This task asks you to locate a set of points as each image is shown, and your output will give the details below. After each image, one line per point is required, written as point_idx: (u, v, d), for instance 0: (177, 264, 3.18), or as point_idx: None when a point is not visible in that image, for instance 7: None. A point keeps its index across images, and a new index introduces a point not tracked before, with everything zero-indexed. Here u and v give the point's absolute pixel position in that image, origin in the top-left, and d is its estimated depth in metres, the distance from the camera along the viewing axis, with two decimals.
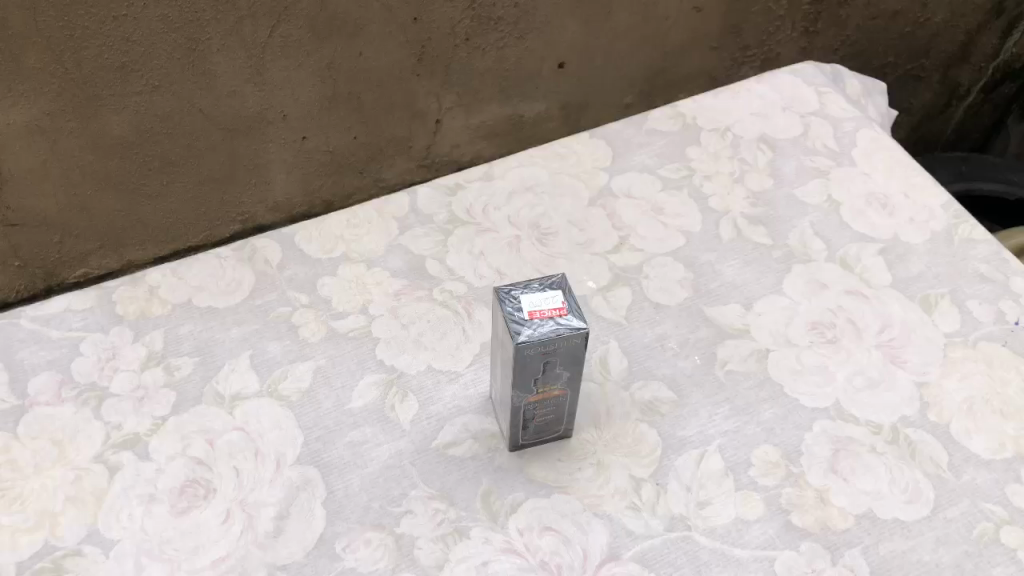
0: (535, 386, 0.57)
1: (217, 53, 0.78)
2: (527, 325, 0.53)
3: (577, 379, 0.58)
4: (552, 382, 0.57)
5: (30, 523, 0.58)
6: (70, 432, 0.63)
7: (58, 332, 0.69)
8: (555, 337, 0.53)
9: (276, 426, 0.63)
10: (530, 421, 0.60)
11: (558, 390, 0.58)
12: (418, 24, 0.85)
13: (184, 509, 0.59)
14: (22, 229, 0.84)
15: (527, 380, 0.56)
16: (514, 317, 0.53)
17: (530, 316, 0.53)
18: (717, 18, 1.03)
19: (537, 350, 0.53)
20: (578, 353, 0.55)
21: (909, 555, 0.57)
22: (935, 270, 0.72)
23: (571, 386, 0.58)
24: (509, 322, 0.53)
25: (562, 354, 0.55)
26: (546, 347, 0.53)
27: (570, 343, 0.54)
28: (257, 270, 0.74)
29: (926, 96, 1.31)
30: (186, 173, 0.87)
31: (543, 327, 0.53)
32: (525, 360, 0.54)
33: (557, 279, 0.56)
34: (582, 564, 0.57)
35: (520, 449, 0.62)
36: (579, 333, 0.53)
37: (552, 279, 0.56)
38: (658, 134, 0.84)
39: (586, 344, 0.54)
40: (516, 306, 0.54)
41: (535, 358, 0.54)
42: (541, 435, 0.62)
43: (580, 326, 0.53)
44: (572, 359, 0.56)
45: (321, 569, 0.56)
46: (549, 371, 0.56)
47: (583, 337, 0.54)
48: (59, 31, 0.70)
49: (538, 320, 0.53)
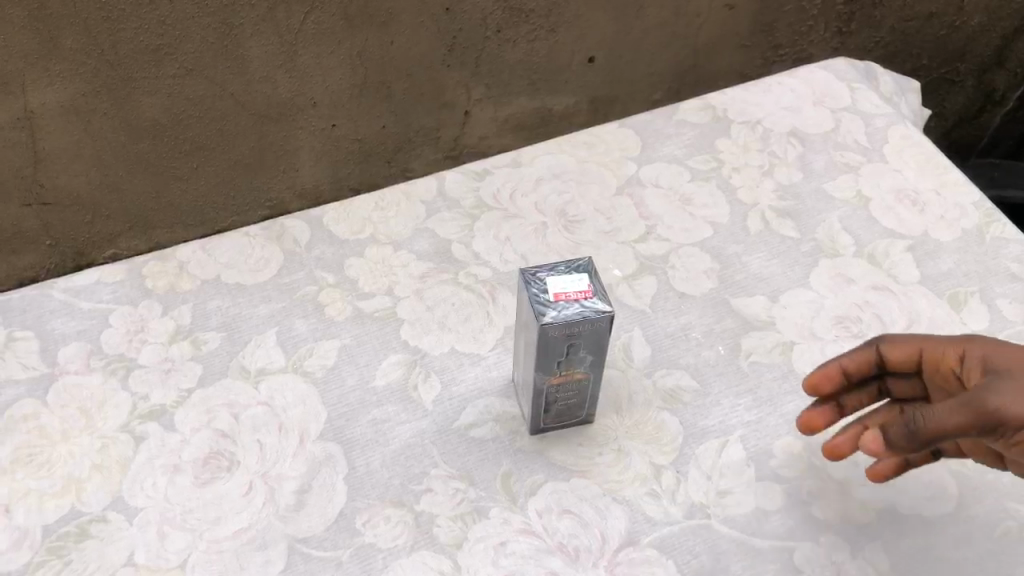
0: (557, 368, 0.57)
1: (250, 38, 0.79)
2: (551, 307, 0.53)
3: (602, 361, 0.58)
4: (575, 365, 0.57)
5: (56, 488, 0.59)
6: (97, 401, 0.64)
7: (88, 304, 0.71)
8: (580, 320, 0.53)
9: (300, 402, 0.64)
10: (552, 405, 0.60)
11: (581, 371, 0.58)
12: (450, 14, 0.86)
13: (207, 480, 0.59)
14: (54, 209, 0.84)
15: (550, 362, 0.56)
16: (539, 299, 0.54)
17: (555, 298, 0.54)
18: (751, 16, 1.03)
19: (561, 332, 0.53)
20: (602, 337, 0.55)
21: (930, 551, 0.56)
22: (964, 268, 0.72)
23: (594, 368, 0.58)
24: (534, 304, 0.53)
25: (586, 337, 0.55)
26: (569, 328, 0.53)
27: (595, 325, 0.54)
28: (285, 250, 0.75)
29: (959, 101, 1.30)
30: (216, 157, 0.87)
31: (568, 309, 0.53)
32: (547, 341, 0.54)
33: (583, 262, 0.56)
34: (600, 548, 0.57)
35: (540, 433, 0.62)
36: (604, 315, 0.53)
37: (578, 262, 0.55)
38: (687, 126, 0.84)
39: (612, 327, 0.54)
40: (541, 288, 0.54)
41: (557, 340, 0.54)
42: (564, 419, 0.62)
43: (605, 310, 0.53)
44: (596, 342, 0.56)
45: (340, 544, 0.57)
46: (573, 354, 0.56)
47: (609, 319, 0.53)
48: (95, 13, 0.71)
49: (563, 303, 0.53)
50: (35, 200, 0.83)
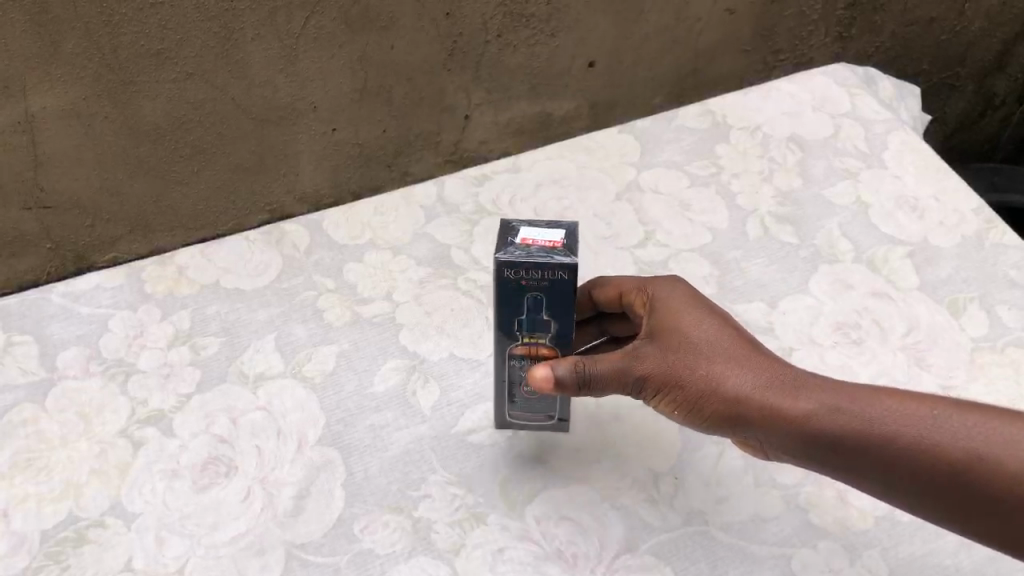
0: (520, 330, 0.55)
1: (251, 42, 0.79)
2: (513, 247, 0.51)
3: (570, 334, 0.55)
4: (539, 331, 0.55)
5: (55, 493, 0.59)
6: (96, 405, 0.64)
7: (88, 308, 0.71)
8: (538, 264, 0.51)
9: (298, 407, 0.64)
10: (518, 381, 0.59)
11: (547, 340, 0.56)
12: (451, 19, 0.86)
13: (205, 485, 0.59)
14: (54, 212, 0.84)
15: (511, 319, 0.55)
16: (506, 240, 0.52)
17: (522, 242, 0.52)
18: (751, 21, 1.03)
19: (519, 276, 0.52)
20: (566, 297, 0.52)
21: (928, 558, 0.56)
22: (964, 274, 0.72)
23: (563, 340, 0.55)
24: (499, 242, 0.52)
25: (549, 292, 0.52)
26: (527, 273, 0.51)
27: (557, 277, 0.51)
28: (284, 254, 0.75)
29: (960, 106, 1.29)
30: (216, 161, 0.86)
31: (529, 252, 0.51)
32: (503, 287, 0.52)
33: (566, 222, 0.54)
34: (598, 554, 0.57)
35: (507, 420, 0.62)
36: (567, 265, 0.51)
37: (561, 221, 0.54)
38: (687, 131, 0.84)
39: (576, 284, 0.52)
40: (512, 233, 0.53)
41: (514, 288, 0.52)
42: (530, 409, 0.61)
43: (568, 260, 0.51)
44: (562, 303, 0.53)
45: (338, 550, 0.57)
46: (536, 313, 0.54)
47: (571, 272, 0.51)
48: (96, 17, 0.72)
49: (527, 246, 0.52)
50: (35, 203, 0.82)
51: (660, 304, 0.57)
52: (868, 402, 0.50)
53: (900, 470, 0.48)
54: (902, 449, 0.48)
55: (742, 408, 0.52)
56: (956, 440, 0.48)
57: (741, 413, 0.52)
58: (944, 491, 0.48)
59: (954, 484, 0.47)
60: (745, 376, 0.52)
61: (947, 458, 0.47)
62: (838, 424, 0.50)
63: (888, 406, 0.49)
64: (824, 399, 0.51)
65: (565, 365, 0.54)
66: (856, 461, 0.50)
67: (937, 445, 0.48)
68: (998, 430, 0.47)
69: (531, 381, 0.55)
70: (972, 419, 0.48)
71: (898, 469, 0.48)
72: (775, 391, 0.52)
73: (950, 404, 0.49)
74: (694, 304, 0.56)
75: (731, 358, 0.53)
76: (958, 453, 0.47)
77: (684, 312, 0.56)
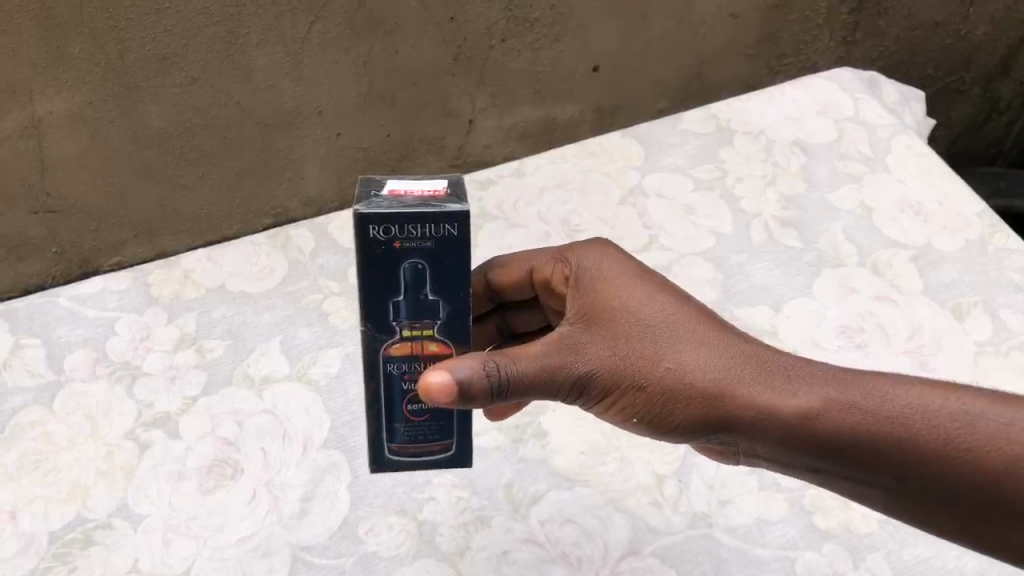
0: (397, 320, 0.45)
1: (256, 47, 0.79)
2: (381, 198, 0.42)
3: (466, 320, 0.45)
4: (425, 315, 0.44)
5: (62, 495, 0.59)
6: (103, 408, 0.64)
7: (94, 311, 0.71)
8: (413, 211, 0.42)
9: (304, 410, 0.64)
10: (399, 402, 0.47)
11: (436, 330, 0.45)
12: (455, 24, 0.86)
13: (211, 487, 0.60)
14: (60, 217, 0.83)
15: (382, 301, 0.44)
16: (372, 193, 0.43)
17: (391, 194, 0.43)
18: (755, 25, 1.03)
19: (391, 233, 0.42)
20: (454, 259, 0.43)
21: (932, 561, 0.57)
22: (968, 278, 0.72)
23: (456, 329, 0.45)
24: (363, 195, 0.43)
25: (430, 254, 0.43)
26: (400, 230, 0.42)
27: (443, 232, 0.42)
28: (289, 257, 0.76)
29: (965, 110, 1.29)
30: (221, 166, 0.86)
31: (403, 201, 0.42)
32: (372, 255, 0.43)
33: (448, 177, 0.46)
34: (602, 557, 0.57)
35: (387, 459, 0.49)
36: (454, 214, 0.42)
37: (443, 176, 0.46)
38: (691, 135, 0.85)
39: (469, 241, 0.43)
40: (378, 187, 0.44)
41: (386, 255, 0.43)
42: (419, 442, 0.48)
43: (453, 205, 0.42)
44: (449, 272, 0.44)
45: (344, 552, 0.57)
46: (417, 292, 0.44)
47: (462, 222, 0.42)
48: (103, 22, 0.72)
49: (399, 197, 0.43)
50: (41, 208, 0.82)
51: (597, 283, 0.51)
52: (852, 388, 0.45)
53: (892, 468, 0.43)
54: (894, 443, 0.43)
55: (710, 404, 0.46)
56: (953, 429, 0.42)
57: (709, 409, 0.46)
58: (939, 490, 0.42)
59: (953, 486, 0.42)
60: (712, 361, 0.47)
61: (946, 452, 0.42)
62: (825, 417, 0.44)
63: (877, 392, 0.44)
64: (805, 389, 0.45)
65: (466, 365, 0.44)
66: (847, 457, 0.44)
67: (934, 436, 0.42)
68: (1000, 414, 0.42)
69: (423, 393, 0.44)
70: (974, 403, 0.43)
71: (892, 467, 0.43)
72: (749, 382, 0.46)
73: (940, 387, 0.44)
74: (635, 281, 0.50)
75: (693, 346, 0.47)
76: (954, 446, 0.42)
77: (628, 292, 0.49)
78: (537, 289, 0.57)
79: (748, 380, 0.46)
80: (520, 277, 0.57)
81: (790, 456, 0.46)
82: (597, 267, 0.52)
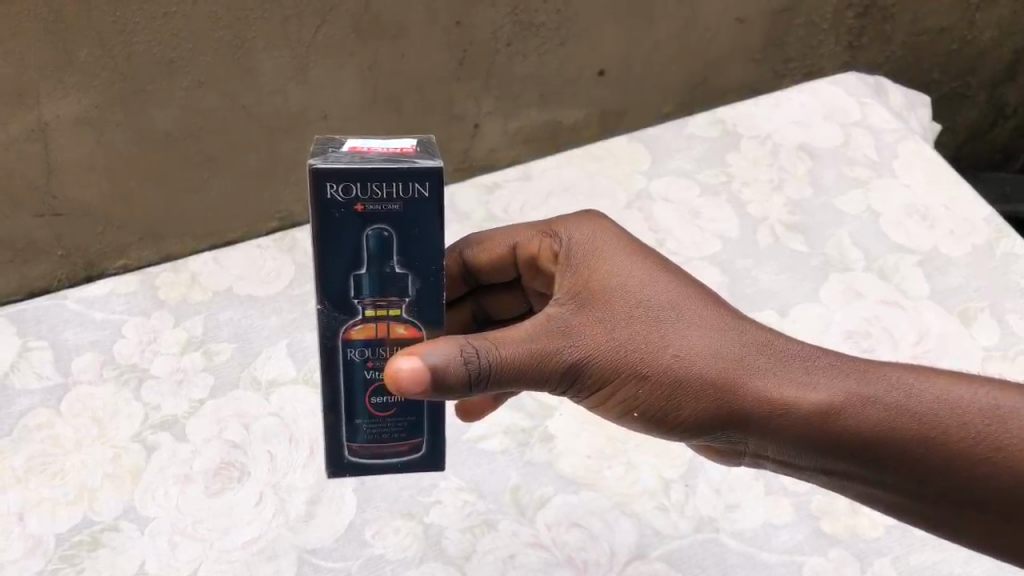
0: (359, 297, 0.42)
1: (262, 51, 0.79)
2: (342, 154, 0.40)
3: (438, 297, 0.43)
4: (390, 291, 0.42)
5: (69, 497, 0.59)
6: (110, 411, 0.65)
7: (102, 314, 0.71)
8: (380, 167, 0.39)
9: (310, 413, 0.65)
10: (361, 393, 0.45)
11: (403, 309, 0.43)
12: (460, 28, 0.86)
13: (218, 490, 0.60)
14: (66, 220, 0.82)
15: (343, 274, 0.42)
16: (332, 151, 0.41)
17: (354, 152, 0.41)
18: (761, 30, 1.03)
19: (353, 191, 0.40)
20: (423, 223, 0.41)
21: (940, 566, 0.56)
22: (975, 282, 0.72)
23: (425, 306, 0.43)
24: (321, 151, 0.41)
25: (396, 217, 0.41)
26: (363, 189, 0.40)
27: (411, 193, 0.40)
28: (296, 261, 0.76)
29: (971, 115, 1.29)
30: (227, 169, 0.86)
31: (367, 157, 0.40)
32: (331, 219, 0.40)
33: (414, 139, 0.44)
34: (608, 560, 0.57)
35: (346, 462, 0.46)
36: (424, 172, 0.40)
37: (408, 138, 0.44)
38: (697, 140, 0.85)
39: (441, 204, 0.41)
40: (340, 146, 0.42)
41: (348, 219, 0.40)
42: (384, 441, 0.46)
43: (424, 163, 0.40)
44: (418, 239, 0.41)
45: (350, 555, 0.57)
46: (383, 263, 0.41)
47: (433, 182, 0.40)
48: (110, 26, 0.73)
49: (362, 154, 0.41)
50: (47, 211, 0.81)
51: (587, 264, 0.49)
52: (872, 380, 0.43)
53: (914, 463, 0.42)
54: (912, 439, 0.42)
55: (718, 394, 0.44)
56: (982, 426, 0.41)
57: (716, 400, 0.44)
58: (954, 486, 0.42)
59: (971, 481, 0.41)
60: (726, 348, 0.45)
61: (967, 447, 0.41)
62: (841, 411, 0.43)
63: (903, 386, 0.43)
64: (818, 380, 0.44)
65: (443, 352, 0.41)
66: (872, 451, 0.43)
67: (965, 432, 0.42)
68: None
69: (391, 383, 0.41)
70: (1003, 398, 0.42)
71: (908, 461, 0.42)
72: (761, 372, 0.44)
73: (966, 380, 0.43)
74: (630, 262, 0.48)
75: (698, 331, 0.45)
76: (980, 443, 0.41)
77: (624, 273, 0.47)
78: (520, 264, 0.55)
79: (766, 370, 0.44)
80: (503, 252, 0.55)
81: (799, 449, 0.45)
82: (587, 247, 0.50)
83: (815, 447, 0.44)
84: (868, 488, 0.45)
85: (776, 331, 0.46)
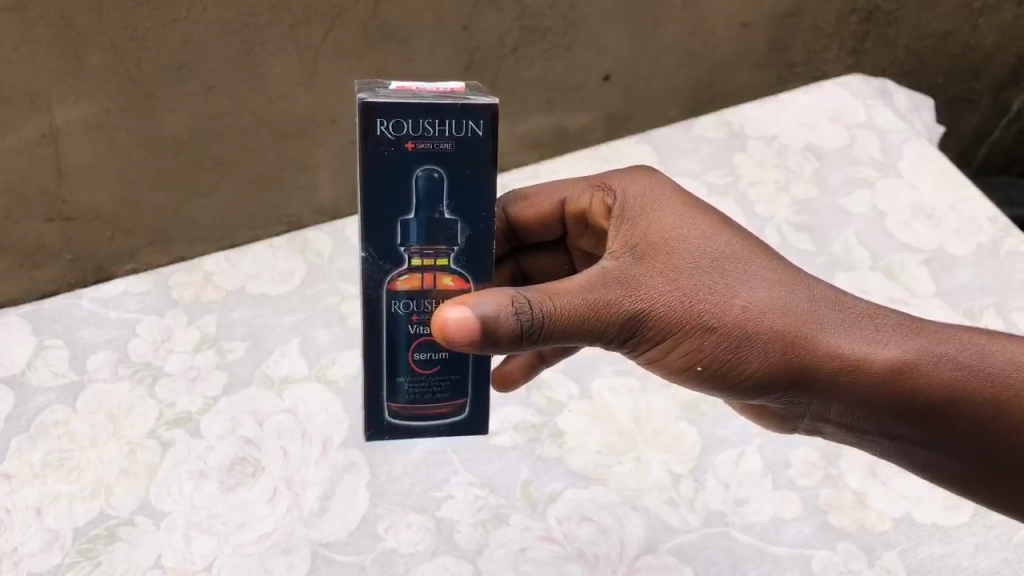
0: (406, 245, 0.44)
1: (272, 56, 0.80)
2: (392, 93, 0.42)
3: (485, 245, 0.45)
4: (439, 239, 0.44)
5: (86, 492, 0.60)
6: (126, 408, 0.65)
7: (117, 313, 0.72)
8: (433, 105, 0.41)
9: (323, 410, 0.65)
10: (404, 352, 0.46)
11: (450, 259, 0.45)
12: (468, 33, 0.87)
13: (232, 485, 0.60)
14: (76, 224, 0.83)
15: (391, 219, 0.43)
16: (380, 91, 0.43)
17: (401, 92, 0.43)
18: (766, 34, 1.04)
19: (405, 128, 0.41)
20: (476, 164, 0.43)
21: (947, 559, 0.57)
22: (980, 281, 0.73)
23: (473, 256, 0.45)
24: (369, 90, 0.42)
25: (450, 157, 0.42)
26: (415, 128, 0.42)
27: (465, 132, 0.42)
28: (308, 262, 0.77)
29: (976, 120, 1.29)
30: (236, 174, 0.86)
31: (417, 96, 0.42)
32: (382, 158, 0.42)
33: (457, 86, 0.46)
34: (618, 554, 0.57)
35: (386, 424, 0.48)
36: (479, 112, 0.42)
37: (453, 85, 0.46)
38: (704, 141, 0.86)
39: (493, 145, 0.42)
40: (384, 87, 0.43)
41: (398, 159, 0.42)
42: (424, 404, 0.48)
43: (482, 103, 0.42)
44: (469, 183, 0.43)
45: (363, 549, 0.58)
46: (432, 208, 0.43)
47: (486, 122, 0.42)
48: (120, 31, 0.73)
49: (411, 94, 0.42)
50: (58, 215, 0.82)
51: (645, 218, 0.49)
52: (936, 342, 0.46)
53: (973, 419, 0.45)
54: (970, 396, 0.45)
55: (787, 348, 0.45)
56: None
57: (784, 353, 0.45)
58: (1001, 446, 0.45)
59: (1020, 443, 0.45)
60: (798, 303, 0.46)
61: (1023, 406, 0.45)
62: (906, 369, 0.45)
63: (964, 348, 0.46)
64: (883, 338, 0.46)
65: (493, 304, 0.42)
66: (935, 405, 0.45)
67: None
68: None
69: (441, 333, 0.42)
70: None
71: (961, 417, 0.45)
72: (829, 327, 0.46)
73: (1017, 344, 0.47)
74: (691, 217, 0.49)
75: (765, 285, 0.46)
76: None
77: (685, 227, 0.48)
78: (565, 219, 0.58)
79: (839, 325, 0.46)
80: (548, 209, 0.58)
81: (863, 405, 0.46)
82: (643, 202, 0.50)
83: (872, 403, 0.46)
84: (904, 444, 0.48)
85: (834, 287, 0.48)
